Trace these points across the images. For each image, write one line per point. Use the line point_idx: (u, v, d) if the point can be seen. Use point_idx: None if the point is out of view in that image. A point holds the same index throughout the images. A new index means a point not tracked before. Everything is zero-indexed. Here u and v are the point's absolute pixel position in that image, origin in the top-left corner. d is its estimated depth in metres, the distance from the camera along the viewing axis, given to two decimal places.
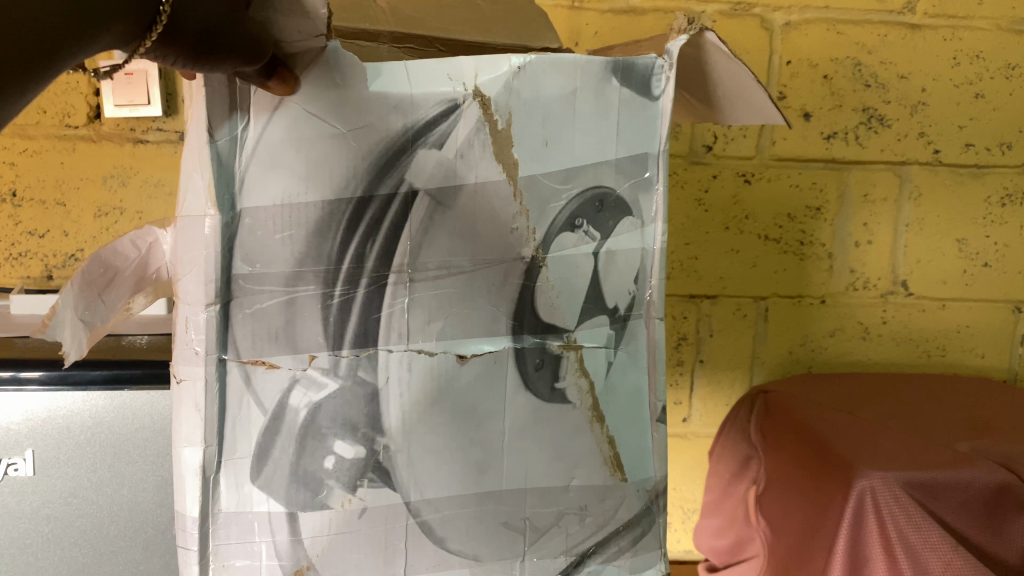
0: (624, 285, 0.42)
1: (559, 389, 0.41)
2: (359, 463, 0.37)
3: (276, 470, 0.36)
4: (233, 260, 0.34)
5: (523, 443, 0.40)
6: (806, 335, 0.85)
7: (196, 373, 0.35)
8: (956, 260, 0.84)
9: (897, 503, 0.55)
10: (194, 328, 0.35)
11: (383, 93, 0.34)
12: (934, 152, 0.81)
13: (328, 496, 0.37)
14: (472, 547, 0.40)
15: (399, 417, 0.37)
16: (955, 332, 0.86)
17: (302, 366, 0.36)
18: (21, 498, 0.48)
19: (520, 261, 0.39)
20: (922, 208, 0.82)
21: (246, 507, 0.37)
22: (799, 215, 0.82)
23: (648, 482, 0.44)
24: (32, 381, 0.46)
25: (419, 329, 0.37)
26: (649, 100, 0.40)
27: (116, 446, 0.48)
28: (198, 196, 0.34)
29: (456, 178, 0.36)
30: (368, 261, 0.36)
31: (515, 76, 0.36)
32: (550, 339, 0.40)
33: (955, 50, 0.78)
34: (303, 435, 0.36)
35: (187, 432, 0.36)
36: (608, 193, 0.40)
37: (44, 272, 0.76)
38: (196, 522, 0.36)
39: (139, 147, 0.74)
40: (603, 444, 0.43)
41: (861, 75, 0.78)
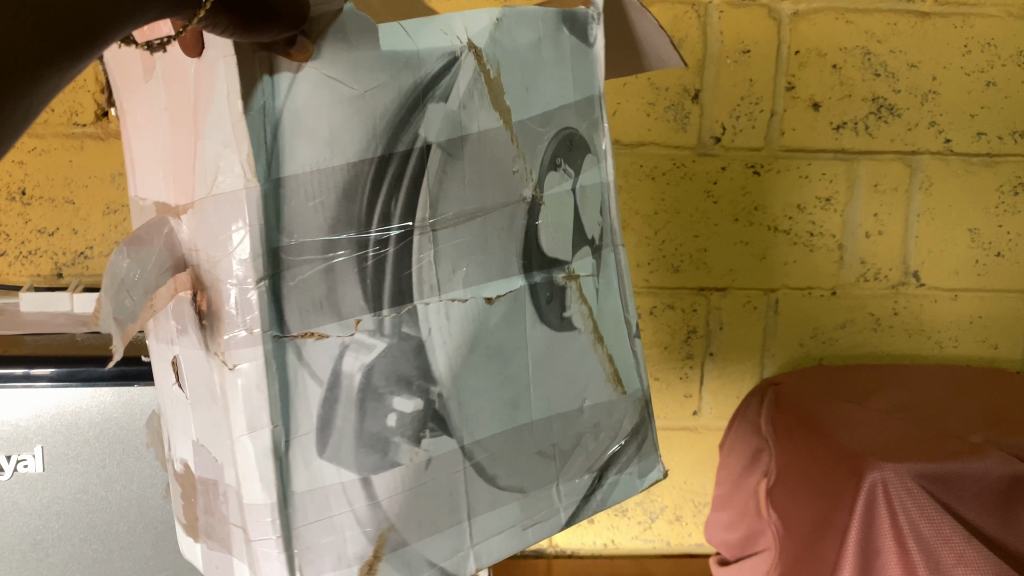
0: (596, 218, 0.45)
1: (567, 317, 0.42)
2: (420, 414, 0.36)
3: (342, 438, 0.33)
4: (274, 232, 0.31)
5: (543, 374, 0.41)
6: (817, 327, 0.84)
7: (248, 356, 0.31)
8: (970, 250, 0.83)
9: (909, 495, 0.55)
10: (243, 308, 0.31)
11: (393, 52, 0.33)
12: (945, 141, 0.80)
13: (396, 453, 0.35)
14: (517, 479, 0.40)
15: (446, 363, 0.36)
16: (968, 322, 0.85)
17: (349, 333, 0.33)
18: (32, 494, 0.48)
19: (522, 201, 0.40)
20: (933, 197, 0.81)
21: (318, 484, 0.33)
22: (810, 207, 0.81)
23: (641, 393, 0.47)
24: (42, 377, 0.46)
25: (448, 278, 0.36)
26: (588, 47, 0.43)
27: (125, 441, 0.49)
28: (232, 169, 0.29)
29: (461, 129, 0.36)
30: (394, 218, 0.34)
31: (496, 26, 0.37)
32: (556, 271, 0.42)
33: (966, 38, 0.77)
34: (362, 399, 0.34)
35: (247, 417, 0.31)
36: (576, 132, 0.43)
37: (54, 270, 0.76)
38: (272, 509, 0.32)
39: None
40: (604, 363, 0.45)
41: (871, 64, 0.77)
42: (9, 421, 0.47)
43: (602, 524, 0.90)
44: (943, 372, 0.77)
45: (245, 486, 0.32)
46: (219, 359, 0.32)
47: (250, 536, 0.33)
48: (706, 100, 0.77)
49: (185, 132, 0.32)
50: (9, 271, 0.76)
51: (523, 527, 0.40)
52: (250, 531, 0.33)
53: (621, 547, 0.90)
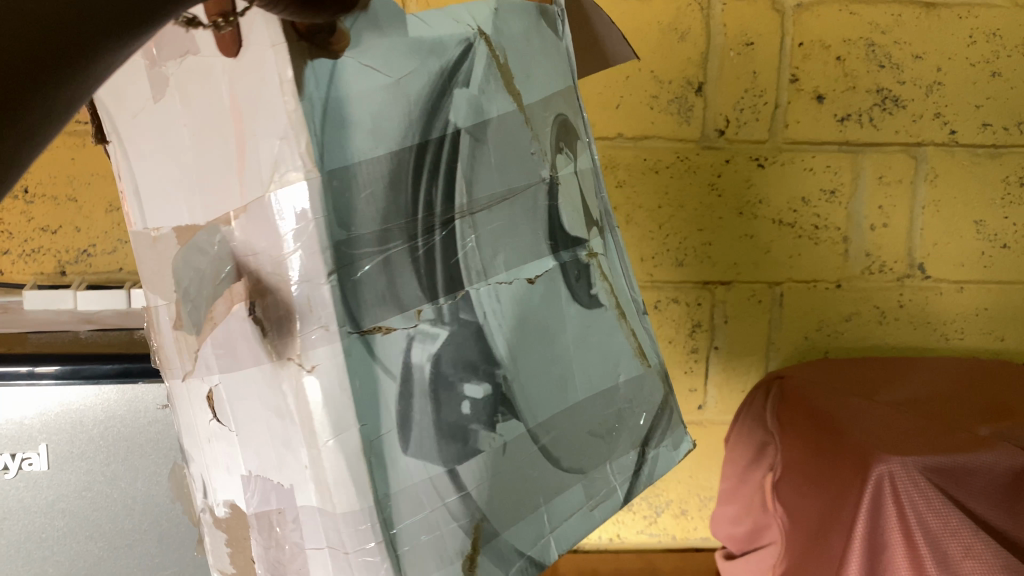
0: (594, 201, 0.45)
1: (594, 295, 0.42)
2: (489, 398, 0.35)
3: (421, 431, 0.32)
4: (335, 225, 0.29)
5: (586, 350, 0.41)
6: (822, 321, 0.84)
7: (328, 352, 0.29)
8: (975, 242, 0.83)
9: (916, 488, 0.54)
10: (318, 307, 0.29)
11: (417, 38, 0.33)
12: (950, 132, 0.79)
13: (476, 440, 0.34)
14: (579, 460, 0.39)
15: (506, 344, 0.36)
16: (974, 315, 0.85)
17: (412, 323, 0.32)
18: (37, 492, 0.48)
19: (543, 182, 0.40)
20: (939, 189, 0.81)
21: (408, 483, 0.31)
22: (814, 199, 0.81)
23: (659, 361, 0.46)
24: (47, 375, 0.46)
25: (490, 262, 0.36)
26: (562, 41, 0.43)
27: (129, 439, 0.48)
28: (289, 160, 0.28)
29: (483, 113, 0.36)
30: (436, 207, 0.33)
31: (496, 16, 0.38)
32: (579, 250, 0.42)
33: (971, 28, 0.77)
34: (433, 388, 0.33)
35: (331, 420, 0.29)
36: (568, 119, 0.43)
37: (57, 268, 0.76)
38: (371, 512, 0.30)
39: None
40: (631, 338, 0.44)
41: (875, 56, 0.77)
42: (13, 420, 0.47)
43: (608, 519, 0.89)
44: (951, 364, 0.77)
45: (336, 496, 0.30)
46: (290, 363, 0.30)
47: (341, 550, 0.31)
48: (710, 93, 0.77)
49: (221, 145, 0.30)
50: (12, 269, 0.75)
51: (590, 508, 0.39)
52: (341, 545, 0.31)
53: (627, 541, 0.90)
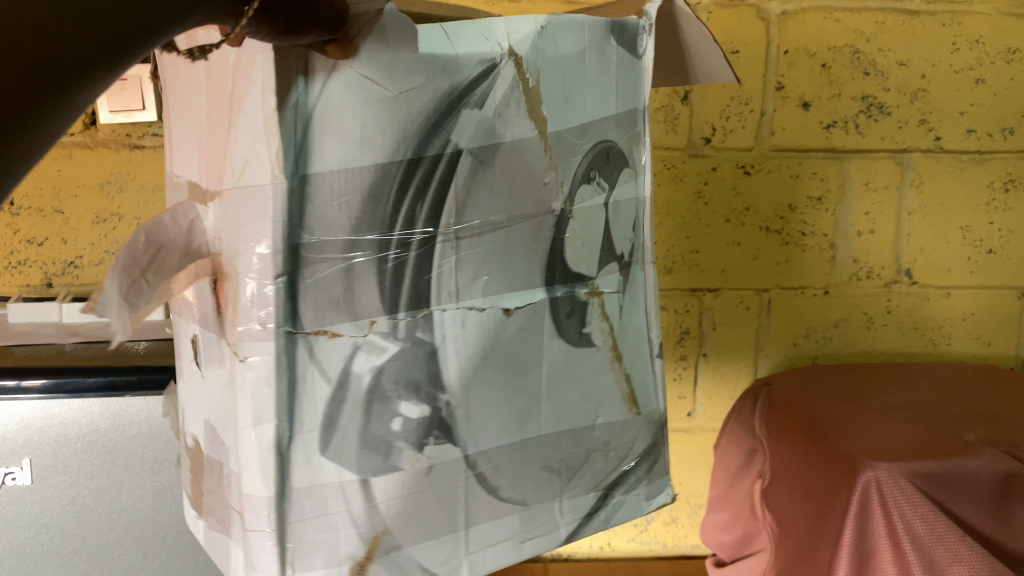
0: (626, 233, 0.44)
1: (586, 333, 0.42)
2: (425, 422, 0.36)
3: (345, 438, 0.34)
4: (297, 229, 0.32)
5: (558, 386, 0.41)
6: (809, 326, 0.84)
7: (264, 348, 0.32)
8: (962, 248, 0.83)
9: (903, 494, 0.54)
10: (259, 302, 0.32)
11: (432, 55, 0.33)
12: (935, 138, 0.80)
13: (398, 458, 0.36)
14: (521, 492, 0.40)
15: (458, 372, 0.37)
16: (960, 320, 0.85)
17: (362, 333, 0.34)
18: (21, 507, 0.48)
19: (551, 213, 0.40)
20: (925, 195, 0.81)
21: (318, 481, 0.34)
22: (802, 206, 0.81)
23: (652, 414, 0.47)
24: (33, 388, 0.46)
25: (467, 286, 0.36)
26: (634, 59, 0.42)
27: (114, 452, 0.48)
28: (262, 165, 0.31)
29: (495, 137, 0.36)
30: (418, 223, 0.34)
31: (541, 34, 0.37)
32: (579, 286, 0.42)
33: (955, 35, 0.77)
34: (368, 400, 0.35)
35: (254, 410, 0.33)
36: (613, 145, 0.42)
37: (44, 280, 0.76)
38: (270, 500, 0.33)
39: (136, 152, 0.74)
40: (621, 382, 0.45)
41: (861, 63, 0.77)
42: None
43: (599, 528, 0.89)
44: (947, 372, 0.76)
45: (249, 479, 0.34)
46: (234, 351, 0.33)
47: (248, 523, 0.35)
48: (696, 101, 0.77)
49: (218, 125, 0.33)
50: None
51: (520, 540, 0.41)
52: (248, 519, 0.34)
53: (617, 549, 0.90)
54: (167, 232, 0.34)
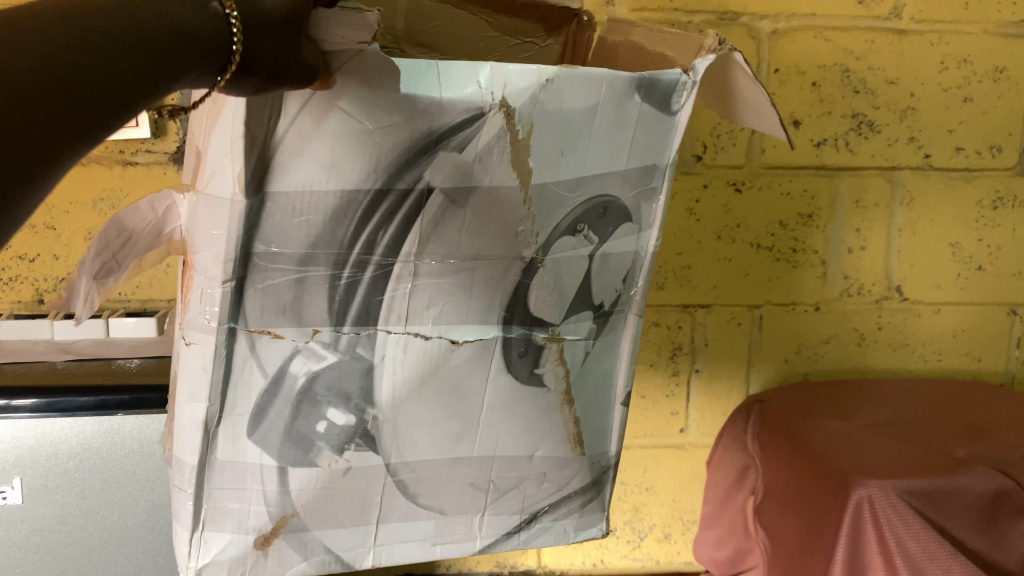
0: (612, 284, 0.44)
1: (537, 373, 0.43)
2: (349, 430, 0.40)
3: (272, 428, 0.39)
4: (254, 240, 0.34)
5: (499, 417, 0.43)
6: (800, 344, 0.85)
7: (205, 340, 0.36)
8: (951, 264, 0.84)
9: (896, 511, 0.55)
10: (208, 300, 0.35)
11: (412, 96, 0.34)
12: (924, 156, 0.81)
13: (317, 455, 0.40)
14: (439, 501, 0.44)
15: (391, 392, 0.40)
16: (951, 337, 0.86)
17: (304, 339, 0.37)
18: (12, 527, 0.47)
19: (519, 260, 0.40)
20: (915, 211, 0.82)
21: (240, 459, 0.39)
22: (791, 223, 0.81)
23: (600, 456, 0.49)
24: (23, 407, 0.46)
25: (418, 312, 0.39)
26: (667, 115, 0.40)
27: (106, 471, 0.48)
28: (225, 179, 0.33)
29: (470, 180, 0.37)
30: (377, 249, 0.37)
31: (542, 89, 0.36)
32: (536, 330, 0.42)
33: (942, 54, 0.78)
34: (299, 401, 0.38)
35: (190, 389, 0.37)
36: (612, 201, 0.42)
37: (35, 296, 0.75)
38: (193, 468, 0.38)
39: (128, 168, 0.74)
40: (569, 422, 0.46)
41: (850, 81, 0.78)
42: None
43: (591, 544, 0.89)
44: (936, 389, 0.77)
45: (178, 443, 0.38)
46: (181, 331, 0.36)
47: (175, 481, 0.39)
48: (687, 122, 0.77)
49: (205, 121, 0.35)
50: None
51: (432, 542, 0.45)
52: (175, 478, 0.39)
53: (610, 566, 0.90)
54: (142, 215, 0.37)
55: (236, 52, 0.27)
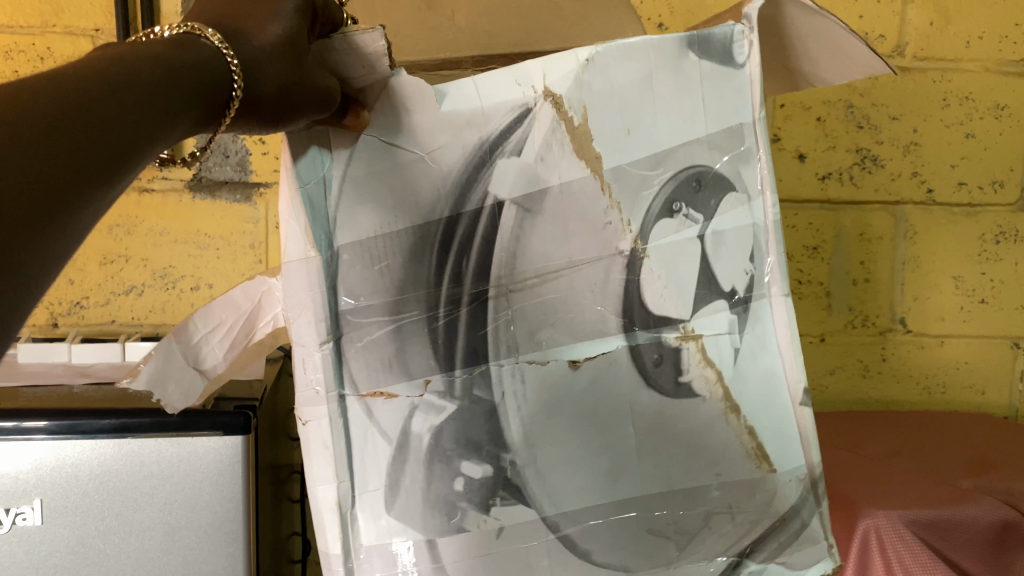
0: (739, 267, 0.43)
1: (683, 382, 0.42)
2: (489, 481, 0.39)
3: (409, 497, 0.39)
4: (338, 296, 0.38)
5: (654, 444, 0.41)
6: (806, 373, 0.85)
7: (319, 412, 0.39)
8: (954, 297, 0.85)
9: (902, 540, 0.55)
10: (312, 367, 0.38)
11: (454, 111, 0.38)
12: (927, 191, 0.82)
13: (462, 519, 0.39)
14: (619, 556, 0.41)
15: (521, 431, 0.39)
16: (955, 368, 0.86)
17: (418, 393, 0.39)
18: (31, 548, 0.48)
19: (619, 255, 0.41)
20: (919, 246, 0.83)
21: (385, 539, 0.39)
22: (797, 255, 0.83)
23: (800, 471, 0.44)
24: (38, 430, 0.47)
25: (528, 339, 0.40)
26: (733, 69, 0.42)
27: (124, 493, 0.48)
28: (297, 241, 0.38)
29: (539, 182, 0.39)
30: (466, 280, 0.39)
31: (586, 67, 0.39)
32: (665, 331, 0.42)
33: (945, 91, 0.80)
34: (429, 459, 0.39)
35: (321, 473, 0.39)
36: (705, 171, 0.42)
37: (50, 320, 0.76)
38: (339, 559, 0.39)
39: (144, 196, 0.76)
40: (743, 435, 0.43)
41: (855, 117, 0.80)
42: (9, 473, 0.47)
43: None
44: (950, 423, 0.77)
45: (321, 538, 0.40)
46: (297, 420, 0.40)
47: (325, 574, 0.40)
48: None
49: None
50: None
51: None
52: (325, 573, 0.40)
53: None
54: (238, 304, 0.42)
55: (237, 89, 0.33)
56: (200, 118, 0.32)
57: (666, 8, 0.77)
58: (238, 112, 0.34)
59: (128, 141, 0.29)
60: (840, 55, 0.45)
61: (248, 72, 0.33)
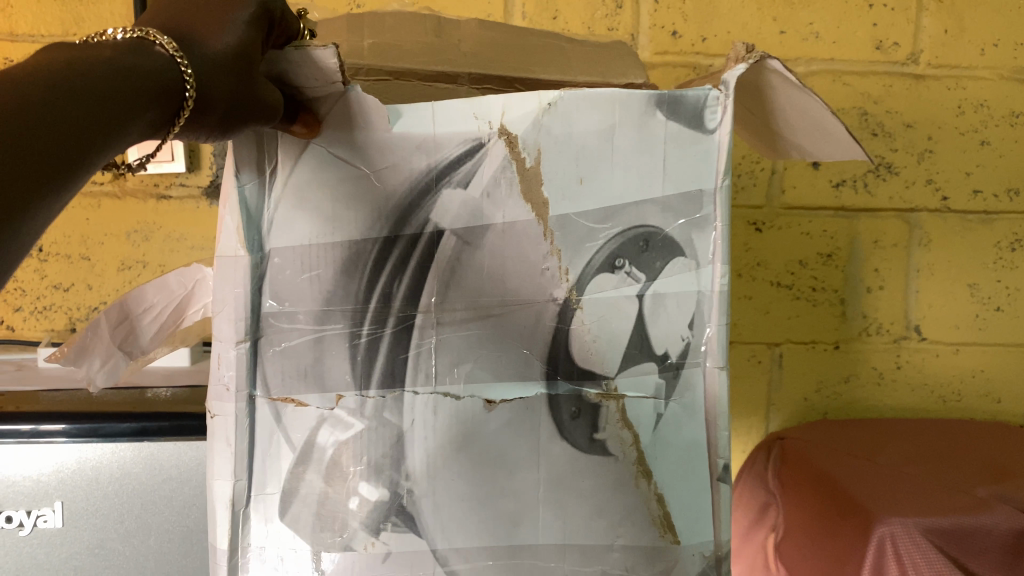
0: (677, 331, 0.42)
1: (597, 440, 0.41)
2: (383, 506, 0.40)
3: (303, 508, 0.40)
4: (263, 297, 0.39)
5: (560, 496, 0.41)
6: (821, 381, 0.85)
7: (227, 408, 0.39)
8: (969, 305, 0.84)
9: (918, 548, 0.55)
10: (225, 364, 0.39)
11: (406, 134, 0.37)
12: (942, 199, 0.82)
13: (352, 538, 0.40)
14: None
15: (423, 461, 0.40)
16: (970, 376, 0.86)
17: (329, 406, 0.39)
18: (51, 551, 0.49)
19: (551, 302, 0.40)
20: (933, 253, 0.83)
21: (271, 539, 0.40)
22: (811, 262, 0.82)
23: (707, 547, 0.43)
24: (58, 433, 0.47)
25: (446, 371, 0.40)
26: (705, 134, 0.40)
27: (144, 497, 0.49)
28: (229, 237, 0.38)
29: (481, 219, 0.39)
30: (394, 301, 0.39)
31: (547, 112, 0.38)
32: (586, 386, 0.41)
33: (960, 99, 0.80)
34: (330, 471, 0.40)
35: (219, 468, 0.40)
36: (654, 233, 0.40)
37: (69, 324, 0.77)
38: (224, 553, 0.40)
39: (162, 203, 0.76)
40: (651, 502, 0.42)
41: (868, 124, 0.80)
42: (32, 475, 0.48)
43: None
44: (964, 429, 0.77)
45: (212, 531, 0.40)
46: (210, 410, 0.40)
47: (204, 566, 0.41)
48: None
49: None
50: (24, 326, 0.77)
51: None
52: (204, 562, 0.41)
53: None
54: (172, 289, 0.44)
55: (191, 98, 0.31)
56: (149, 123, 0.31)
57: (680, 15, 0.78)
58: (190, 120, 0.32)
59: (88, 132, 0.28)
60: (818, 126, 0.44)
61: (202, 80, 0.32)
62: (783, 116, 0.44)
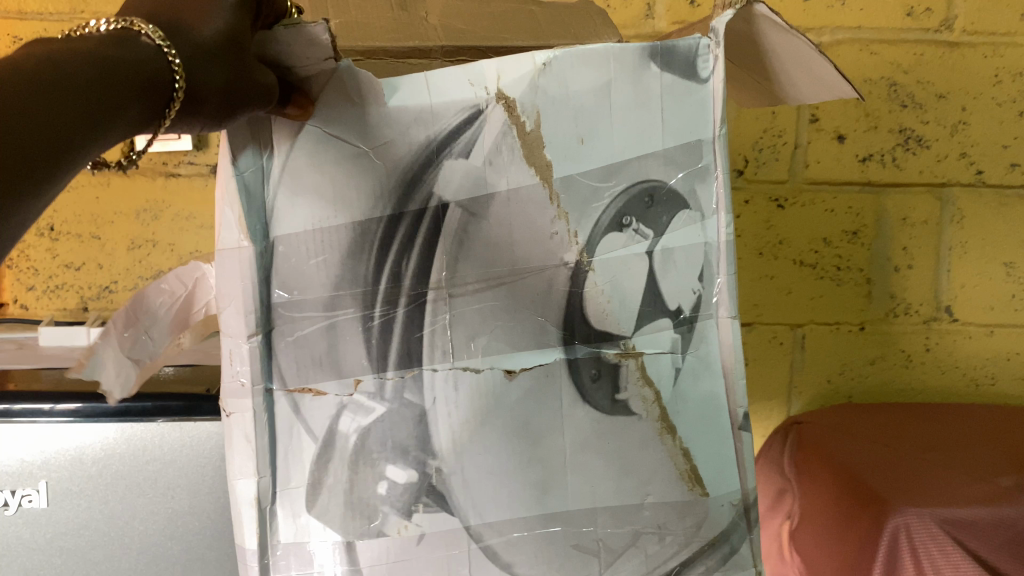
0: (686, 285, 0.40)
1: (619, 400, 0.39)
2: (412, 487, 0.38)
3: (331, 497, 0.39)
4: (272, 288, 0.37)
5: (586, 459, 0.39)
6: (844, 364, 0.83)
7: (243, 405, 0.38)
8: (1005, 285, 0.80)
9: (933, 539, 0.53)
10: (239, 359, 0.37)
11: (402, 108, 0.36)
12: (976, 173, 0.78)
13: (384, 523, 0.38)
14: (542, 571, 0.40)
15: (450, 438, 0.38)
16: (1005, 358, 0.82)
17: (348, 392, 0.38)
18: (35, 530, 0.48)
19: (563, 267, 0.38)
20: (966, 230, 0.79)
21: (303, 539, 0.39)
22: (835, 240, 0.79)
23: (734, 496, 0.41)
24: (42, 414, 0.47)
25: (462, 346, 0.38)
26: (696, 83, 0.38)
27: (128, 478, 0.48)
28: (230, 229, 0.36)
29: (486, 187, 0.37)
30: (404, 280, 0.37)
31: (541, 74, 0.37)
32: (604, 347, 0.39)
33: (997, 67, 0.76)
34: (355, 459, 0.38)
35: (240, 466, 0.38)
36: (658, 186, 0.39)
37: (80, 304, 0.77)
38: (254, 555, 0.38)
39: (171, 180, 0.76)
40: (677, 457, 0.40)
41: (898, 95, 0.76)
42: (17, 456, 0.47)
43: None
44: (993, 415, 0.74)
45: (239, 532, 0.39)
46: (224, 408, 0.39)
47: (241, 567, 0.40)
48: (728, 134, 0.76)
49: None
50: (36, 306, 0.77)
51: None
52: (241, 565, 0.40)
53: None
54: (174, 290, 0.43)
55: (180, 90, 0.30)
56: (134, 119, 0.29)
57: None
58: (180, 114, 0.30)
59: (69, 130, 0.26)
60: (810, 74, 0.41)
61: (190, 69, 0.30)
62: (777, 67, 0.42)
